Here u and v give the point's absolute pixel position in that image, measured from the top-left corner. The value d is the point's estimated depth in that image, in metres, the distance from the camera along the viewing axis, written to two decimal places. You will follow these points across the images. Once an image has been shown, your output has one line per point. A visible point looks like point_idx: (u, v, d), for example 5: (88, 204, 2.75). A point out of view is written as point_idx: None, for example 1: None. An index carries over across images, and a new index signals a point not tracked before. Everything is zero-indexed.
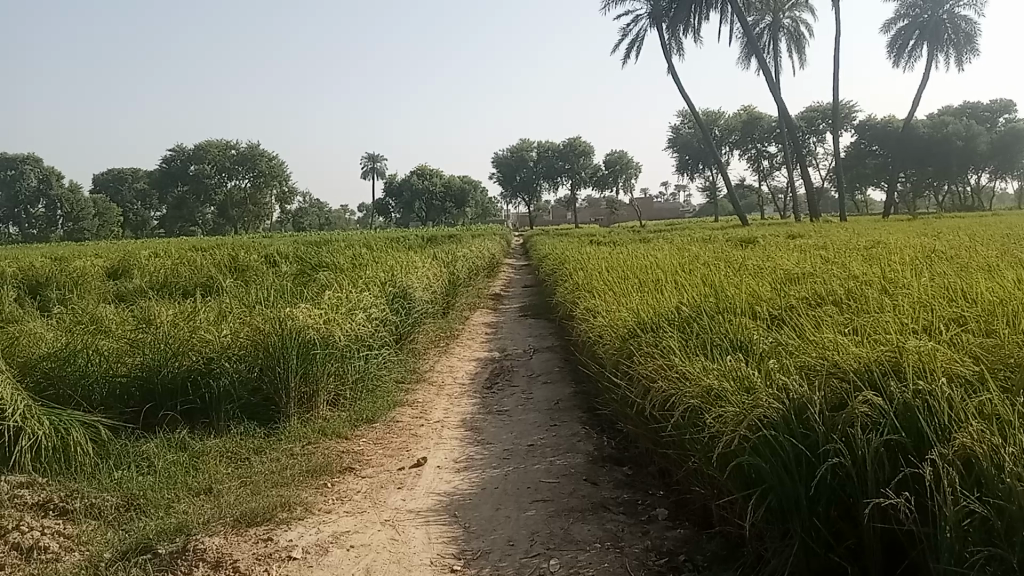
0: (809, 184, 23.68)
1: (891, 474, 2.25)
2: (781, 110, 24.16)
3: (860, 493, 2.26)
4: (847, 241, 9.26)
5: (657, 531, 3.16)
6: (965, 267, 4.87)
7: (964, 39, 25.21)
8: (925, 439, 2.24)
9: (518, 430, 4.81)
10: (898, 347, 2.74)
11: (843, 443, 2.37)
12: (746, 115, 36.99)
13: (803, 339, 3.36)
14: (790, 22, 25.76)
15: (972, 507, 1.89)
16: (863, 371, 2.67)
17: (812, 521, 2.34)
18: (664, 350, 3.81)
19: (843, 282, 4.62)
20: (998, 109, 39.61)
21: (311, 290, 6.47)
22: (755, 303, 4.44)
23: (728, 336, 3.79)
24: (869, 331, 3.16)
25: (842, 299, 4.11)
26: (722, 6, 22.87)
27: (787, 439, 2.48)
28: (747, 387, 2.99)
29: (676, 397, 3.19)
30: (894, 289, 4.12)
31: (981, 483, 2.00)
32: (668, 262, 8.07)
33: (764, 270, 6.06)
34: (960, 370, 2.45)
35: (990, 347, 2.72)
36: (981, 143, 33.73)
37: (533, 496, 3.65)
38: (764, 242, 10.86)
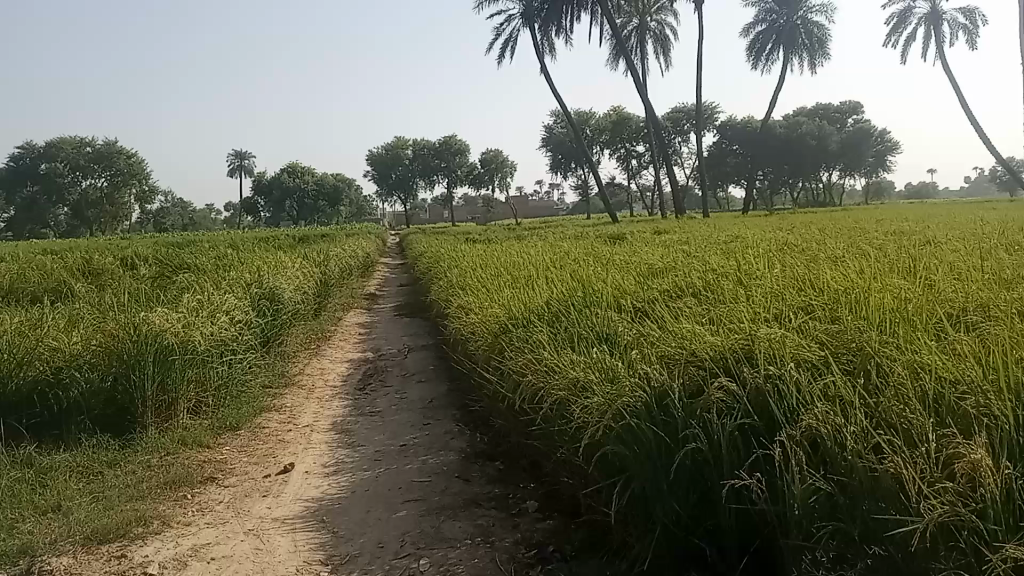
0: (675, 183, 24.35)
1: (746, 457, 2.34)
2: (649, 111, 24.85)
3: (717, 476, 2.34)
4: (706, 236, 9.67)
5: (528, 524, 3.18)
6: (813, 259, 5.11)
7: (817, 44, 26.63)
8: (776, 421, 2.34)
9: (390, 431, 4.75)
10: (751, 335, 2.85)
11: (701, 429, 2.46)
12: (616, 115, 37.85)
13: (664, 330, 3.46)
14: (655, 25, 26.58)
15: (817, 485, 1.99)
16: (719, 358, 2.77)
17: (671, 505, 2.41)
18: (533, 344, 3.85)
19: (702, 274, 4.79)
20: (846, 111, 42.24)
21: (170, 294, 6.17)
22: (620, 296, 4.55)
23: (595, 328, 3.86)
24: (725, 321, 3.27)
25: (701, 291, 4.26)
26: (592, 9, 23.29)
27: (648, 426, 2.56)
28: (612, 378, 3.05)
29: (545, 391, 3.22)
30: (749, 280, 4.30)
31: (827, 461, 2.10)
32: (539, 258, 8.15)
33: (630, 264, 6.19)
34: (806, 355, 2.56)
35: (833, 332, 2.86)
36: (833, 143, 35.82)
37: (403, 496, 3.60)
38: (631, 239, 11.04)
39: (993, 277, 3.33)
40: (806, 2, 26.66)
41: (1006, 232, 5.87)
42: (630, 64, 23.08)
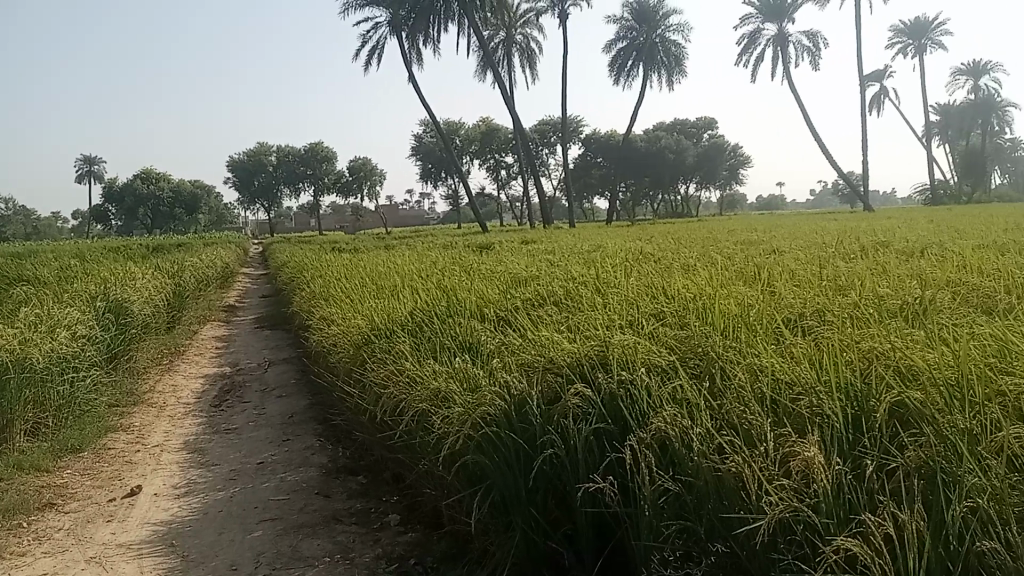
0: (541, 194, 24.75)
1: (600, 461, 2.39)
2: (516, 122, 25.20)
3: (574, 481, 2.38)
4: (570, 246, 9.89)
5: (389, 537, 3.14)
6: (666, 268, 5.31)
7: (674, 61, 27.82)
8: (628, 425, 2.41)
9: (248, 449, 4.58)
10: (606, 342, 2.93)
11: (558, 435, 2.49)
12: (484, 125, 38.15)
13: (524, 338, 3.50)
14: (521, 38, 27.04)
15: (666, 485, 2.05)
16: (575, 365, 2.82)
17: (530, 512, 2.43)
18: (395, 355, 3.81)
19: (563, 283, 4.88)
20: (702, 126, 44.26)
21: (4, 308, 5.73)
22: (482, 305, 4.58)
23: (457, 338, 3.86)
24: (581, 328, 3.34)
25: (560, 299, 4.35)
26: (459, 20, 23.43)
27: (507, 433, 2.57)
28: (472, 387, 3.05)
29: (406, 402, 3.19)
30: (606, 289, 4.42)
31: (675, 462, 2.17)
32: (405, 268, 8.10)
33: (493, 274, 6.25)
34: (657, 360, 2.64)
35: (683, 336, 2.97)
36: (690, 156, 37.47)
37: (260, 515, 3.48)
38: (497, 248, 11.15)
39: (826, 284, 3.55)
40: (664, 22, 27.76)
41: (841, 242, 6.30)
42: (497, 76, 23.31)
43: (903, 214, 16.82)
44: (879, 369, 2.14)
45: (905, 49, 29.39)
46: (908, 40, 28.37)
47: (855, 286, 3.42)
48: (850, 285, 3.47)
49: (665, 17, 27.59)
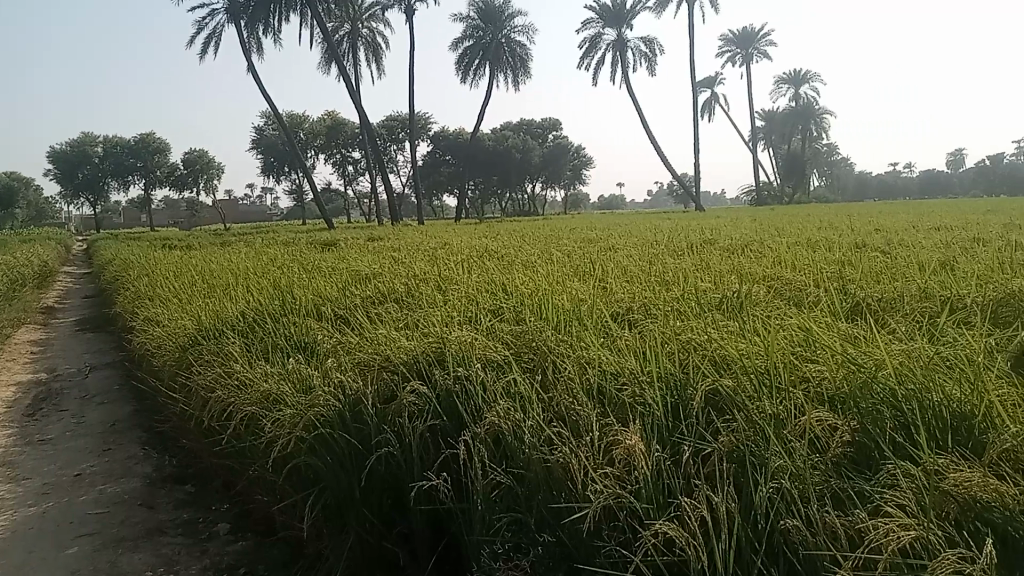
0: (388, 191, 24.43)
1: (435, 457, 2.36)
2: (362, 117, 24.78)
3: (409, 479, 2.34)
4: (415, 243, 9.83)
5: (217, 547, 2.99)
6: (507, 264, 5.37)
7: (519, 62, 28.23)
8: (463, 421, 2.39)
9: (64, 460, 4.26)
10: (442, 339, 2.89)
11: (394, 434, 2.44)
12: (329, 120, 37.25)
13: (360, 336, 3.44)
14: (367, 32, 26.65)
15: (497, 479, 2.04)
16: (411, 363, 2.77)
17: (363, 513, 2.38)
18: (224, 356, 3.65)
19: (403, 280, 4.84)
20: (547, 126, 45.19)
21: None
22: (320, 304, 4.46)
23: (291, 337, 3.75)
24: (417, 326, 3.31)
25: (400, 297, 4.31)
26: (302, 10, 22.78)
27: (341, 433, 2.50)
28: (306, 388, 2.96)
29: (234, 406, 3.06)
30: (446, 285, 4.42)
31: (508, 456, 2.15)
32: (242, 265, 7.79)
33: (333, 271, 6.11)
34: (492, 355, 2.63)
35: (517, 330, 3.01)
36: (535, 155, 38.14)
37: (76, 531, 3.23)
38: (342, 244, 10.92)
39: (654, 279, 3.69)
40: (509, 22, 28.08)
41: (672, 240, 6.60)
42: (341, 70, 22.78)
43: (733, 213, 17.78)
44: (696, 358, 2.24)
45: (733, 58, 31.12)
46: (736, 49, 30.07)
47: (680, 281, 3.57)
48: (676, 280, 3.63)
49: (509, 18, 27.89)
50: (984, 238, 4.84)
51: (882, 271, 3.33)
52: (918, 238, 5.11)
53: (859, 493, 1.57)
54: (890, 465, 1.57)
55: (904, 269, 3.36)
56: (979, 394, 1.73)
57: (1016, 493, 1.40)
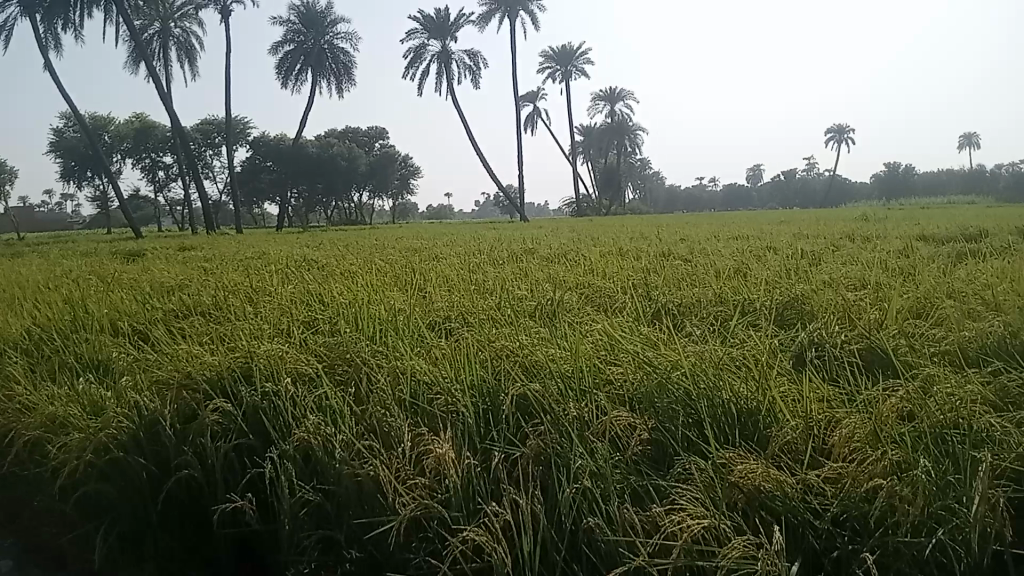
0: (204, 198, 23.09)
1: (241, 477, 2.19)
2: (174, 121, 23.33)
3: (212, 501, 2.17)
4: (230, 253, 9.37)
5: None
6: (325, 275, 5.21)
7: (343, 69, 27.51)
8: (271, 437, 2.24)
9: None
10: (249, 352, 2.68)
11: (195, 455, 2.23)
12: (138, 123, 34.74)
13: (162, 352, 3.21)
14: (179, 31, 25.22)
15: (305, 497, 1.84)
16: (215, 380, 2.52)
17: (161, 540, 2.16)
18: (4, 377, 3.31)
19: (212, 293, 4.59)
20: (374, 135, 44.49)
21: None
22: (119, 318, 4.15)
23: (83, 354, 3.45)
24: (224, 338, 3.13)
25: (208, 310, 4.09)
26: (104, 4, 21.17)
27: (134, 456, 2.28)
28: (98, 410, 2.73)
29: (15, 431, 2.78)
30: (259, 297, 4.23)
31: (318, 473, 1.94)
32: (31, 278, 7.13)
33: (137, 283, 5.71)
34: (302, 367, 2.43)
35: (326, 334, 2.94)
36: (361, 164, 37.37)
37: None
38: (150, 255, 10.23)
39: (474, 288, 3.68)
40: (333, 28, 27.20)
41: (494, 249, 6.64)
42: (149, 70, 21.34)
43: (555, 224, 18.14)
44: (504, 361, 2.23)
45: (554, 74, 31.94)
46: (556, 66, 30.97)
47: (499, 290, 3.59)
48: (494, 290, 3.65)
49: (332, 23, 26.93)
50: (779, 247, 5.20)
51: (685, 279, 3.51)
52: (719, 247, 5.44)
53: (655, 488, 1.62)
54: (684, 461, 1.64)
55: (704, 276, 3.56)
56: (763, 392, 1.84)
57: (793, 483, 1.50)
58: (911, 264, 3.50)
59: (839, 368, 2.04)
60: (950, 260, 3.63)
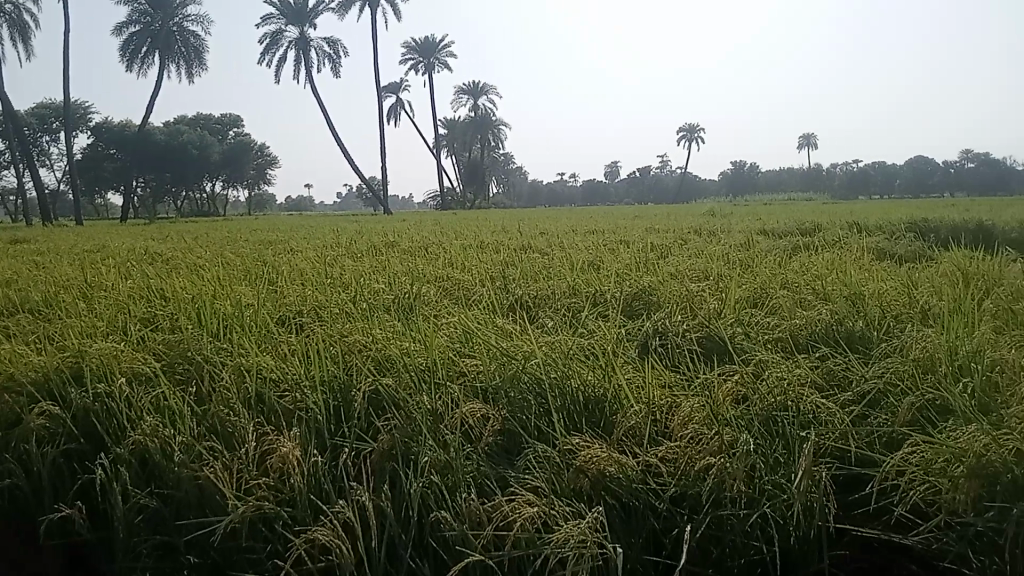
0: (37, 187, 21.37)
1: (70, 484, 2.03)
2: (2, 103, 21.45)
3: (37, 511, 2.00)
4: (65, 246, 8.73)
5: None
6: (171, 269, 4.94)
7: (195, 54, 26.09)
8: (103, 441, 2.09)
9: None
10: (81, 351, 2.49)
11: (18, 464, 2.06)
12: None
13: None
14: (9, 7, 23.24)
15: (142, 502, 1.72)
16: (41, 382, 2.33)
17: None
18: None
19: (43, 289, 4.26)
20: (229, 123, 42.57)
21: None
22: None
23: None
24: (52, 338, 2.90)
25: (37, 307, 3.79)
26: None
27: None
28: None
29: None
30: (95, 294, 3.96)
31: (155, 477, 1.82)
32: None
33: None
34: (140, 367, 2.29)
35: (167, 331, 2.79)
36: (214, 152, 35.42)
37: None
38: None
39: (328, 282, 3.59)
40: (182, 10, 25.74)
41: (352, 243, 6.49)
42: None
43: (416, 216, 17.91)
44: (350, 352, 2.17)
45: (416, 66, 31.58)
46: (418, 58, 30.72)
47: (354, 283, 3.51)
48: (349, 283, 3.57)
49: (181, 5, 25.56)
50: (634, 241, 5.34)
51: (540, 271, 3.56)
52: (576, 241, 5.55)
53: (505, 478, 1.62)
54: (533, 450, 1.65)
55: (558, 269, 3.62)
56: (610, 380, 1.88)
57: (637, 467, 1.54)
58: (751, 257, 3.68)
59: (682, 356, 2.12)
60: (785, 253, 3.85)
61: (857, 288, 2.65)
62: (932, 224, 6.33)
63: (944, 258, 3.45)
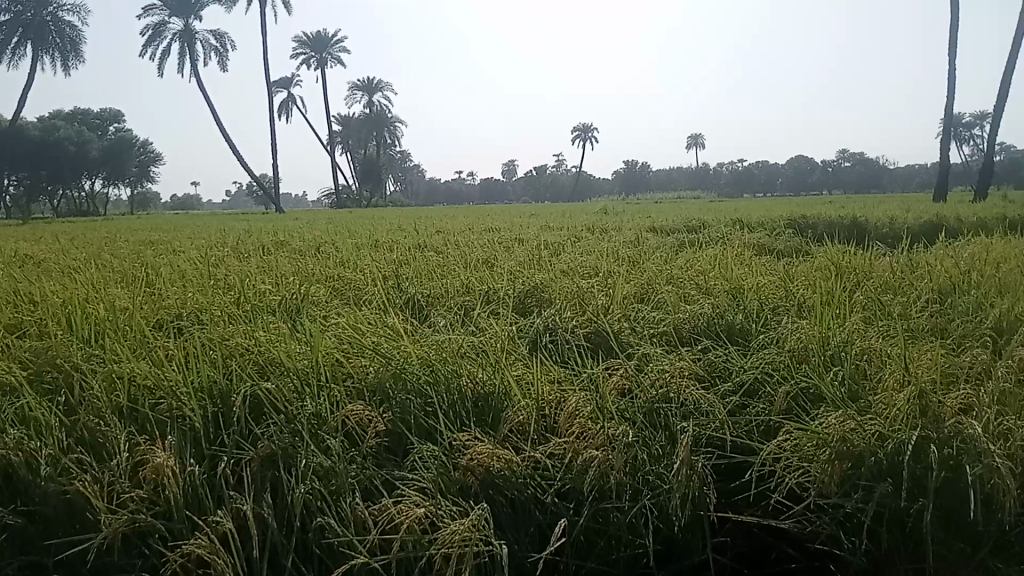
0: None
1: None
2: None
3: None
4: None
5: None
6: (42, 271, 4.67)
7: (70, 45, 24.65)
8: None
9: None
10: None
11: None
12: None
13: None
14: None
15: (4, 520, 1.61)
16: None
17: None
18: None
19: None
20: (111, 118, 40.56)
21: None
22: None
23: None
24: None
25: None
26: None
27: None
28: None
29: None
30: None
31: (19, 492, 1.71)
32: None
33: None
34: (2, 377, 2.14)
35: (35, 338, 2.63)
36: (94, 148, 33.56)
37: None
38: None
39: (213, 283, 3.47)
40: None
41: (240, 242, 6.28)
42: None
43: (308, 215, 17.44)
44: (231, 355, 2.10)
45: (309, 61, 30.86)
46: (310, 52, 30.08)
47: (240, 285, 3.41)
48: (235, 284, 3.45)
49: None
50: (528, 238, 5.37)
51: (433, 270, 3.53)
52: (471, 239, 5.53)
53: (391, 480, 1.60)
54: (419, 450, 1.63)
55: (452, 267, 3.60)
56: (498, 377, 1.89)
57: (522, 463, 1.54)
58: (640, 254, 3.76)
59: (570, 352, 2.15)
60: (673, 249, 3.97)
61: (738, 282, 2.75)
62: (810, 220, 6.63)
63: (819, 252, 3.62)
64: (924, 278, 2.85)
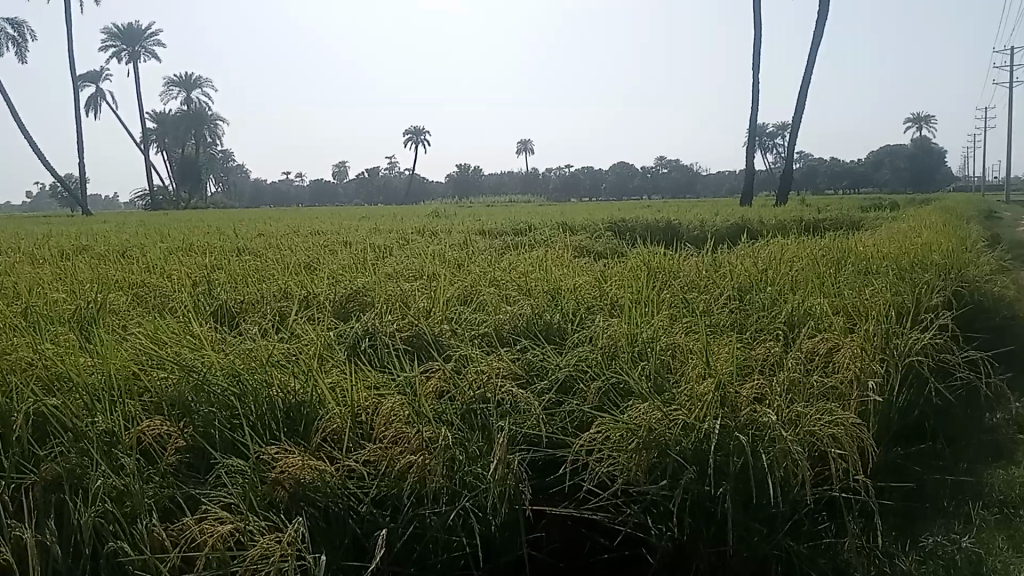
0: None
1: None
2: None
3: None
4: None
5: None
6: None
7: None
8: None
9: None
10: None
11: None
12: None
13: None
14: None
15: None
16: None
17: None
18: None
19: None
20: None
21: None
22: None
23: None
24: None
25: None
26: None
27: None
28: None
29: None
30: None
31: None
32: None
33: None
34: None
35: None
36: None
37: None
38: None
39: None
40: None
41: (36, 247, 5.80)
42: None
43: (118, 219, 16.33)
44: (12, 371, 1.92)
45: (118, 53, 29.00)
46: (120, 45, 28.23)
47: (30, 294, 3.14)
48: (23, 293, 3.18)
49: None
50: (350, 242, 5.28)
51: (249, 275, 3.40)
52: (293, 243, 5.38)
53: (194, 496, 1.52)
54: (224, 464, 1.56)
55: (269, 272, 3.48)
56: (311, 384, 1.84)
57: (334, 472, 1.51)
58: (463, 256, 3.79)
59: (389, 357, 2.12)
60: (497, 251, 4.02)
61: (556, 283, 2.82)
62: (629, 223, 6.91)
63: (633, 254, 3.78)
64: (726, 277, 3.03)
